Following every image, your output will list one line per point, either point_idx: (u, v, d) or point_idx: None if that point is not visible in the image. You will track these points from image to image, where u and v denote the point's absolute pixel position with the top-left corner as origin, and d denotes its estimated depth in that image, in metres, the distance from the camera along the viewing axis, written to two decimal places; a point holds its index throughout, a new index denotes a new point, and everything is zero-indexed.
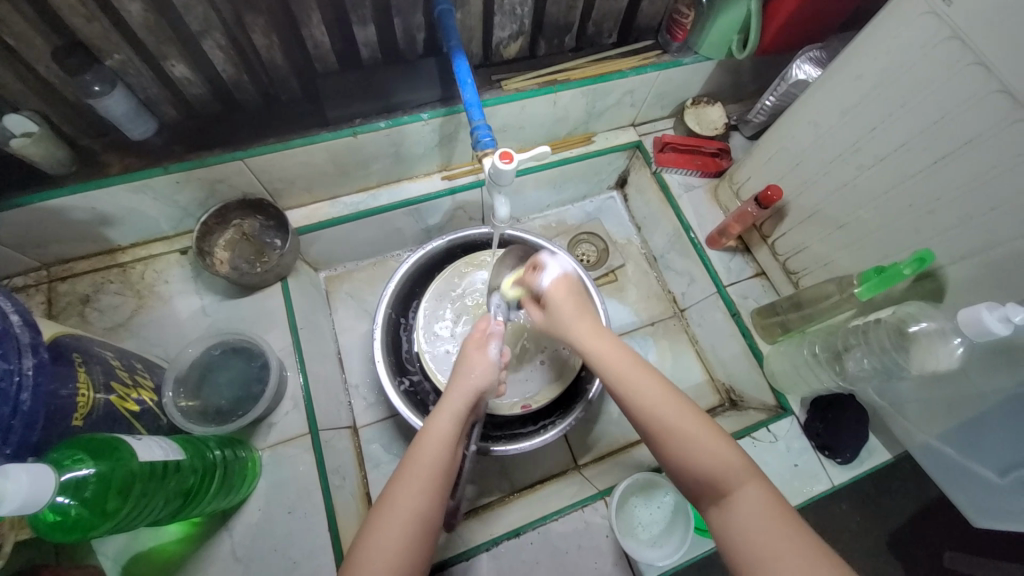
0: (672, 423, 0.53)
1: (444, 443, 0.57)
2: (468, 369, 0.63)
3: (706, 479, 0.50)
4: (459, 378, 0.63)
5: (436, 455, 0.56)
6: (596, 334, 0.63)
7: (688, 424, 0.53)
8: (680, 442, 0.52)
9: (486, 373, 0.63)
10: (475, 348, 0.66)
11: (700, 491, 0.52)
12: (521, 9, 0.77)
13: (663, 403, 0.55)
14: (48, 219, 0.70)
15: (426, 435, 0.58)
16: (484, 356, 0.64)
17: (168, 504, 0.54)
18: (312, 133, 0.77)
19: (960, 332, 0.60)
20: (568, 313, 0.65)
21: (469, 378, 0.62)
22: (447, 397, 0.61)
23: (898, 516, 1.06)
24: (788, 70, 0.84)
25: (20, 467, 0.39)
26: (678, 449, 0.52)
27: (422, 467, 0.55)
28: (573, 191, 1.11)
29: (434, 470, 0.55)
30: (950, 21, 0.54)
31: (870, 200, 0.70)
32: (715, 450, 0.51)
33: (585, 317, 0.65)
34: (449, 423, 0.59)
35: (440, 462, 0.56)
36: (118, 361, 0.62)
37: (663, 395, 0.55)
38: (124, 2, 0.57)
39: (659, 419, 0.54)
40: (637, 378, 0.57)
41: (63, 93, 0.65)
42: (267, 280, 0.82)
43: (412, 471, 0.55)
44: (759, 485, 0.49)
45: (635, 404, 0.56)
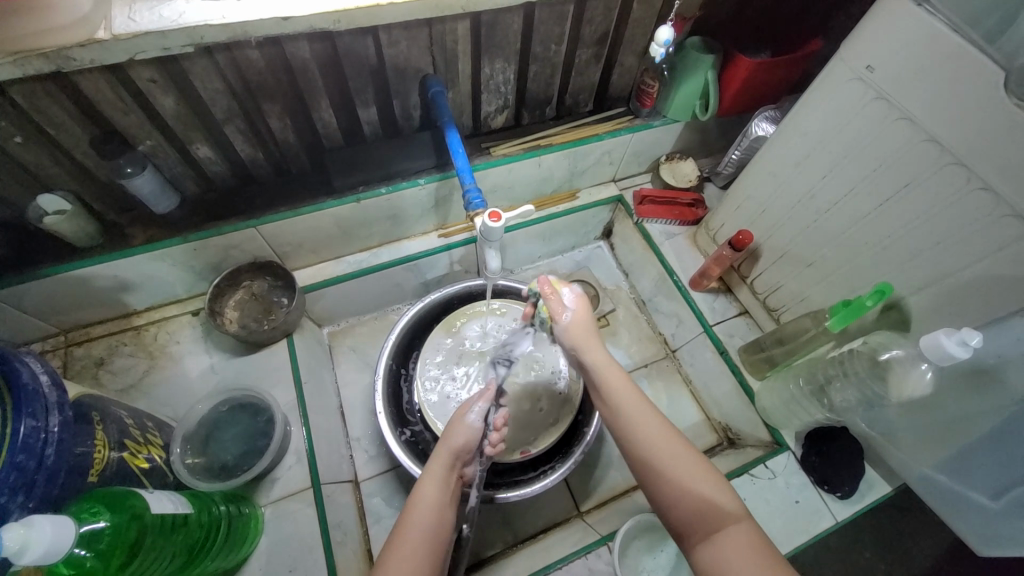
0: (671, 451, 0.56)
1: (433, 509, 0.59)
2: (449, 430, 0.66)
3: (695, 512, 0.53)
4: (441, 445, 0.65)
5: (422, 521, 0.58)
6: (600, 361, 0.64)
7: (682, 456, 0.56)
8: (674, 475, 0.55)
9: (465, 423, 0.66)
10: (457, 410, 0.68)
11: (686, 526, 0.53)
12: (504, 87, 0.87)
13: (660, 435, 0.58)
14: (73, 287, 0.76)
15: (412, 506, 0.60)
16: (464, 410, 0.68)
17: (174, 558, 0.55)
18: (319, 201, 0.84)
19: (926, 358, 0.64)
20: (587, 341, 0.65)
21: (449, 442, 0.64)
22: (432, 463, 0.63)
23: (915, 558, 1.03)
24: (749, 128, 0.94)
25: (45, 517, 0.42)
26: (672, 476, 0.55)
27: (408, 538, 0.57)
28: (563, 242, 1.18)
29: (422, 538, 0.57)
30: (874, 84, 0.62)
31: (830, 241, 0.76)
32: (708, 486, 0.54)
33: (597, 343, 0.66)
34: (431, 490, 0.61)
35: (429, 530, 0.58)
36: (131, 420, 0.65)
37: (662, 431, 0.58)
38: (160, 99, 0.66)
39: (654, 444, 0.57)
40: (642, 408, 0.60)
41: (98, 176, 0.73)
42: (274, 336, 0.87)
43: (399, 545, 0.56)
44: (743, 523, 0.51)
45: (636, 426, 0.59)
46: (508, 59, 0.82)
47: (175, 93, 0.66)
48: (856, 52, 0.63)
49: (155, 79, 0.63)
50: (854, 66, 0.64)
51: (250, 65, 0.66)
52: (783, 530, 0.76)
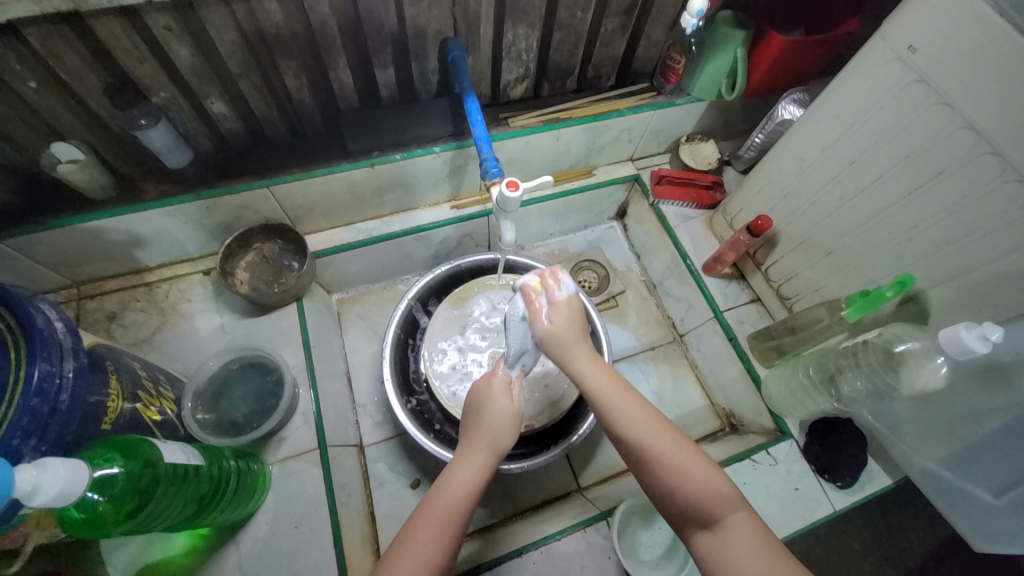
0: (657, 443, 0.54)
1: (467, 494, 0.57)
2: (491, 412, 0.63)
3: (694, 505, 0.51)
4: (481, 426, 0.63)
5: (453, 504, 0.56)
6: (580, 360, 0.61)
7: (676, 451, 0.54)
8: (670, 471, 0.53)
9: (509, 414, 0.64)
10: (499, 388, 0.66)
11: (685, 516, 0.52)
12: (526, 55, 0.85)
13: (653, 434, 0.55)
14: (85, 239, 0.75)
15: (443, 486, 0.57)
16: (511, 394, 0.65)
17: (185, 508, 0.56)
18: (333, 164, 0.83)
19: (943, 352, 0.63)
20: (573, 338, 0.62)
21: (492, 426, 0.62)
22: (472, 448, 0.61)
23: (907, 550, 1.04)
24: (775, 110, 0.91)
25: (58, 461, 0.42)
26: (664, 468, 0.53)
27: (437, 516, 0.55)
28: (575, 220, 1.16)
29: (449, 518, 0.55)
30: (915, 65, 0.60)
31: (853, 230, 0.74)
32: (704, 476, 0.52)
33: (585, 345, 0.62)
34: (469, 475, 0.58)
35: (454, 511, 0.55)
36: (144, 372, 0.66)
37: (655, 425, 0.56)
38: (175, 48, 0.64)
39: (643, 439, 0.55)
40: (626, 398, 0.58)
41: (111, 127, 0.72)
42: (283, 299, 0.87)
43: (428, 520, 0.54)
44: (745, 515, 0.50)
45: (622, 419, 0.56)
46: (532, 25, 0.79)
47: (190, 44, 0.64)
48: (898, 31, 0.60)
49: (171, 27, 0.61)
50: (895, 46, 0.61)
51: (268, 17, 0.64)
52: (781, 515, 0.77)
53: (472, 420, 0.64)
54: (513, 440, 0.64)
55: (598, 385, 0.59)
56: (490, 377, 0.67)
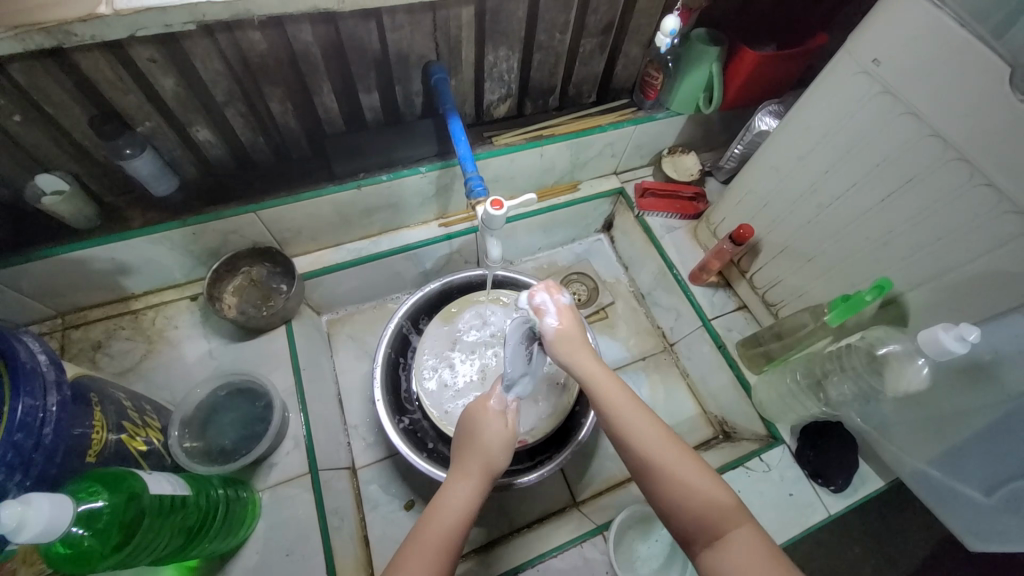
0: (661, 453, 0.55)
1: (462, 517, 0.57)
2: (486, 432, 0.64)
3: (698, 518, 0.51)
4: (474, 444, 0.64)
5: (448, 528, 0.56)
6: (588, 360, 0.63)
7: (680, 458, 0.54)
8: (673, 480, 0.53)
9: (505, 434, 0.65)
10: (494, 413, 0.66)
11: (690, 533, 0.52)
12: (508, 75, 0.87)
13: (654, 437, 0.56)
14: (70, 269, 0.75)
15: (438, 509, 0.57)
16: (507, 419, 0.66)
17: (172, 539, 0.55)
18: (319, 187, 0.84)
19: (924, 353, 0.64)
20: (575, 351, 0.63)
21: (484, 442, 0.63)
22: (467, 470, 0.61)
23: (905, 553, 1.04)
24: (752, 122, 0.94)
25: (42, 496, 0.42)
26: (666, 481, 0.53)
27: (433, 539, 0.55)
28: (563, 234, 1.18)
29: (443, 542, 0.55)
30: (880, 78, 0.62)
31: (831, 236, 0.76)
32: (708, 491, 0.52)
33: (587, 349, 0.64)
34: (463, 496, 0.59)
35: (450, 537, 0.55)
36: (129, 402, 0.65)
37: (658, 432, 0.56)
38: (160, 78, 0.65)
39: (645, 447, 0.55)
40: (634, 411, 0.58)
41: (97, 157, 0.72)
42: (272, 322, 0.87)
43: (423, 544, 0.54)
44: (747, 527, 0.50)
45: (627, 431, 0.57)
46: (512, 47, 0.81)
47: (175, 74, 0.65)
48: (863, 45, 0.62)
49: (155, 59, 0.62)
50: (860, 60, 0.63)
51: (252, 47, 0.65)
52: (776, 522, 0.77)
53: (466, 442, 0.64)
54: (508, 458, 0.64)
55: (607, 393, 0.59)
56: (485, 401, 0.67)
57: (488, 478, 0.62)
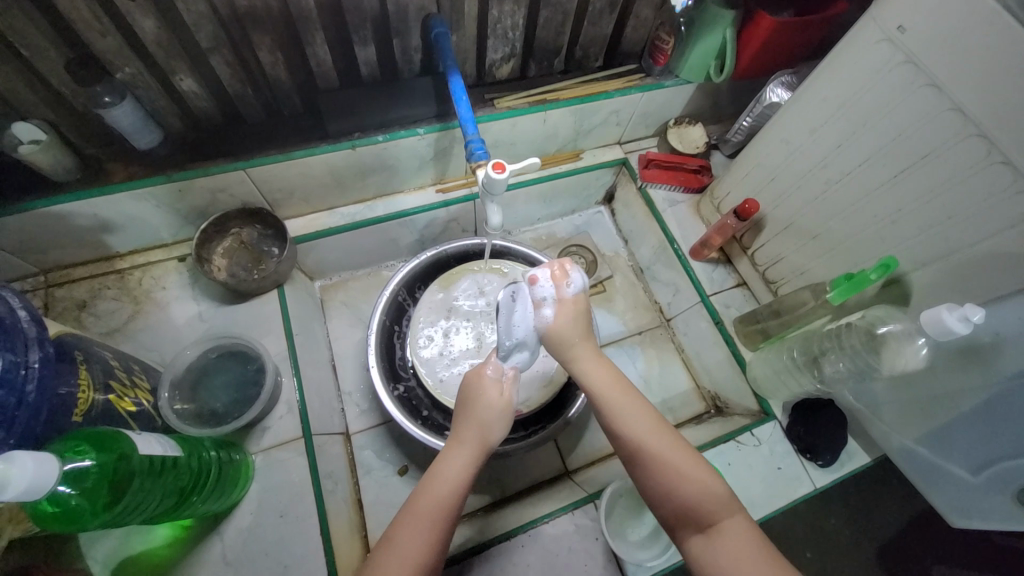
0: (657, 445, 0.54)
1: (455, 489, 0.56)
2: (481, 402, 0.61)
3: (690, 509, 0.52)
4: (470, 411, 0.61)
5: (439, 501, 0.55)
6: (583, 358, 0.59)
7: (677, 453, 0.54)
8: (665, 470, 0.53)
9: (503, 402, 0.62)
10: (490, 381, 0.63)
11: (678, 518, 0.53)
12: (512, 33, 0.82)
13: (649, 431, 0.55)
14: (50, 224, 0.72)
15: (431, 481, 0.57)
16: (502, 387, 0.62)
17: (165, 499, 0.55)
18: (312, 146, 0.80)
19: (924, 333, 0.64)
20: (575, 338, 0.59)
21: (480, 408, 0.61)
22: (460, 441, 0.60)
23: (884, 525, 1.08)
24: (763, 93, 0.91)
25: (25, 454, 0.41)
26: (660, 471, 0.53)
27: (426, 512, 0.54)
28: (563, 205, 1.15)
29: (435, 513, 0.54)
30: (904, 46, 0.59)
31: (839, 213, 0.75)
32: (703, 483, 0.52)
33: (587, 343, 0.60)
34: (458, 469, 0.58)
35: (442, 511, 0.55)
36: (117, 362, 0.64)
37: (653, 423, 0.56)
38: (138, 20, 0.60)
39: (639, 438, 0.55)
40: (629, 399, 0.57)
41: (74, 104, 0.67)
42: (264, 286, 0.84)
43: (417, 518, 0.54)
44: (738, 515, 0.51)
45: (624, 423, 0.56)
46: (518, 2, 0.76)
47: (155, 15, 0.60)
48: (889, 11, 0.59)
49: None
50: (884, 27, 0.60)
51: None
52: (765, 494, 0.78)
53: (459, 411, 0.63)
54: (507, 426, 0.62)
55: (607, 393, 0.58)
56: (481, 369, 0.64)
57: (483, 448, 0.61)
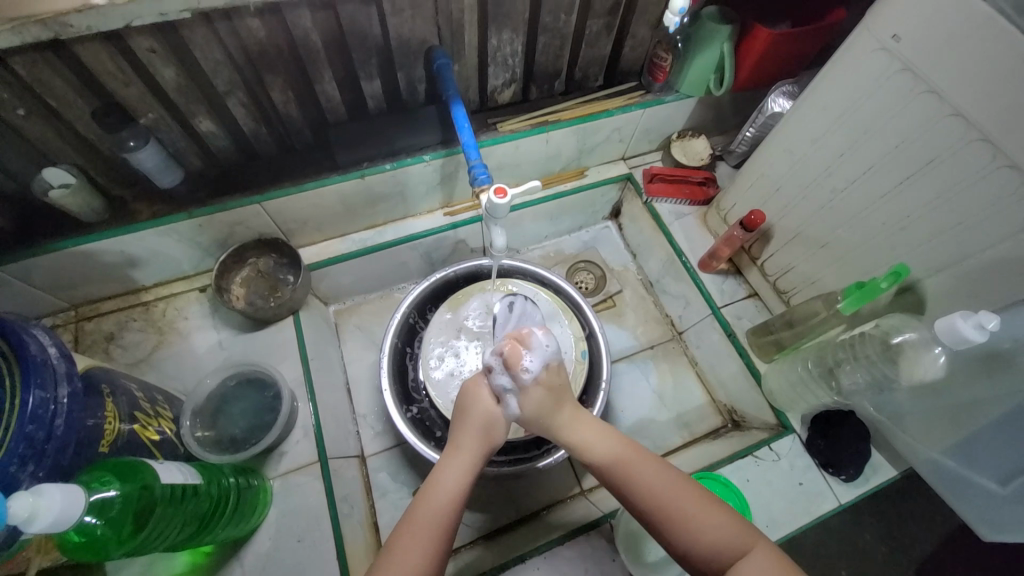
0: (662, 495, 0.54)
1: (454, 498, 0.57)
2: (477, 411, 0.64)
3: (714, 550, 0.51)
4: (468, 419, 0.64)
5: (439, 510, 0.55)
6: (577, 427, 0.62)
7: (687, 498, 0.54)
8: (682, 525, 0.52)
9: (501, 409, 0.64)
10: (487, 388, 0.65)
11: (710, 571, 0.51)
12: (512, 59, 0.85)
13: (661, 483, 0.55)
14: (80, 261, 0.76)
15: (430, 490, 0.58)
16: (498, 394, 0.65)
17: (185, 527, 0.57)
18: (323, 177, 0.83)
19: (940, 342, 0.63)
20: (552, 410, 0.61)
21: (478, 415, 0.63)
22: (459, 449, 0.62)
23: (919, 540, 1.03)
24: (765, 103, 0.91)
25: (53, 486, 0.43)
26: (676, 526, 0.52)
27: (426, 521, 0.55)
28: (569, 222, 1.16)
29: (434, 523, 0.55)
30: (900, 54, 0.59)
31: (846, 221, 0.74)
32: (717, 521, 0.52)
33: (567, 409, 0.62)
34: (456, 479, 0.59)
35: (443, 518, 0.55)
36: (141, 393, 0.67)
37: (653, 469, 0.56)
38: (159, 68, 0.64)
39: (647, 492, 0.55)
40: (628, 461, 0.58)
41: (101, 149, 0.72)
42: (279, 313, 0.87)
43: (416, 527, 0.54)
44: (763, 548, 0.50)
45: (628, 483, 0.56)
46: (516, 30, 0.79)
47: (175, 63, 0.65)
48: (883, 20, 0.60)
49: (155, 49, 0.62)
50: (879, 36, 0.60)
51: (251, 35, 0.64)
52: (786, 511, 0.76)
53: (458, 420, 0.65)
54: (503, 434, 0.65)
55: (603, 448, 0.59)
56: (477, 377, 0.67)
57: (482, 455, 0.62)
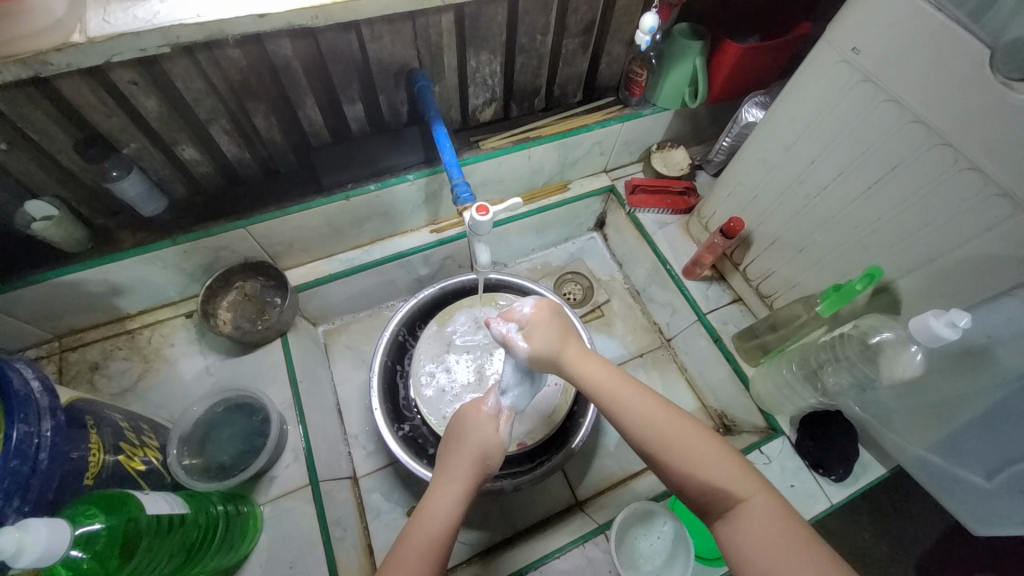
0: (660, 431, 0.55)
1: (444, 527, 0.56)
2: (472, 434, 0.63)
3: (709, 490, 0.51)
4: (463, 445, 0.63)
5: (434, 535, 0.56)
6: (581, 355, 0.63)
7: (687, 437, 0.54)
8: (679, 463, 0.53)
9: (498, 440, 0.63)
10: (486, 417, 0.65)
11: (702, 505, 0.53)
12: (491, 79, 0.87)
13: (665, 424, 0.55)
14: (63, 292, 0.75)
15: (422, 518, 0.57)
16: (497, 423, 0.64)
17: (172, 558, 0.56)
18: (308, 199, 0.84)
19: (915, 341, 0.64)
20: (560, 340, 0.63)
21: (473, 443, 0.62)
22: (453, 478, 0.61)
23: (914, 538, 1.04)
24: (739, 114, 0.94)
25: (40, 521, 0.42)
26: (672, 463, 0.54)
27: (413, 554, 0.54)
28: (555, 234, 1.18)
29: (429, 554, 0.54)
30: (860, 66, 0.62)
31: (821, 225, 0.76)
32: (717, 464, 0.52)
33: (573, 344, 0.64)
34: (447, 509, 0.58)
35: (432, 550, 0.55)
36: (126, 422, 0.66)
37: (656, 410, 0.56)
38: (141, 99, 0.65)
39: (648, 427, 0.56)
40: (631, 395, 0.58)
41: (84, 180, 0.72)
42: (267, 336, 0.87)
43: (403, 558, 0.54)
44: (764, 498, 0.50)
45: (630, 416, 0.57)
46: (493, 51, 0.81)
47: (157, 94, 0.65)
48: (842, 34, 0.62)
49: (136, 81, 0.63)
50: (840, 49, 0.63)
51: (232, 64, 0.66)
52: None
53: (453, 446, 0.64)
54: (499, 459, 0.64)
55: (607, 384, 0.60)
56: (478, 403, 0.66)
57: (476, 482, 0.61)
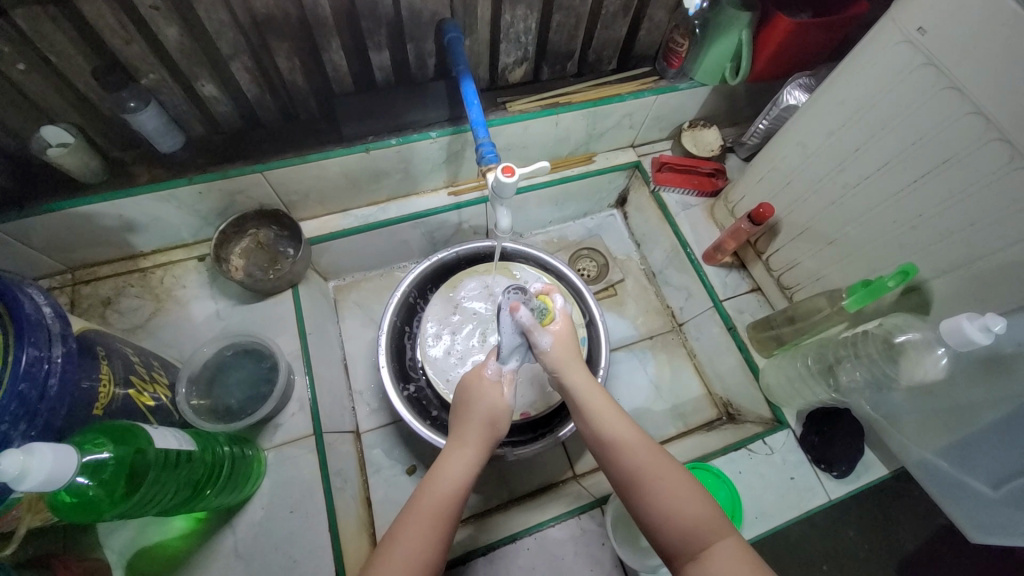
0: (640, 462, 0.57)
1: (456, 488, 0.58)
2: (481, 402, 0.65)
3: (682, 530, 0.52)
4: (474, 412, 0.65)
5: (449, 500, 0.56)
6: (580, 375, 0.66)
7: (666, 473, 0.55)
8: (656, 497, 0.54)
9: (503, 403, 0.66)
10: (491, 383, 0.67)
11: (672, 547, 0.52)
12: (525, 37, 0.82)
13: (647, 456, 0.57)
14: (77, 223, 0.75)
15: (435, 480, 0.58)
16: (502, 387, 0.67)
17: (178, 492, 0.57)
18: (327, 149, 0.82)
19: (943, 342, 0.62)
20: (571, 356, 0.67)
21: (484, 408, 0.65)
22: (465, 442, 0.62)
23: (903, 539, 1.05)
24: (780, 96, 0.89)
25: (46, 445, 0.42)
26: (649, 497, 0.54)
27: (425, 509, 0.55)
28: (575, 208, 1.15)
29: (441, 516, 0.55)
30: (924, 48, 0.58)
31: (857, 217, 0.73)
32: (692, 503, 0.53)
33: (578, 363, 0.67)
34: (460, 471, 0.59)
35: (443, 508, 0.56)
36: (137, 357, 0.66)
37: (640, 444, 0.58)
38: (162, 27, 0.62)
39: (630, 459, 0.57)
40: (618, 424, 0.60)
41: (100, 109, 0.70)
42: (278, 286, 0.86)
43: (416, 514, 0.55)
44: (732, 544, 0.50)
45: (615, 447, 0.59)
46: (530, 6, 0.77)
47: (178, 23, 0.63)
48: (910, 11, 0.58)
49: (157, 7, 0.60)
50: (904, 28, 0.59)
51: None
52: (776, 505, 0.77)
53: (464, 415, 0.65)
54: (505, 427, 0.66)
55: (597, 408, 0.62)
56: (481, 369, 0.68)
57: (484, 449, 0.63)
